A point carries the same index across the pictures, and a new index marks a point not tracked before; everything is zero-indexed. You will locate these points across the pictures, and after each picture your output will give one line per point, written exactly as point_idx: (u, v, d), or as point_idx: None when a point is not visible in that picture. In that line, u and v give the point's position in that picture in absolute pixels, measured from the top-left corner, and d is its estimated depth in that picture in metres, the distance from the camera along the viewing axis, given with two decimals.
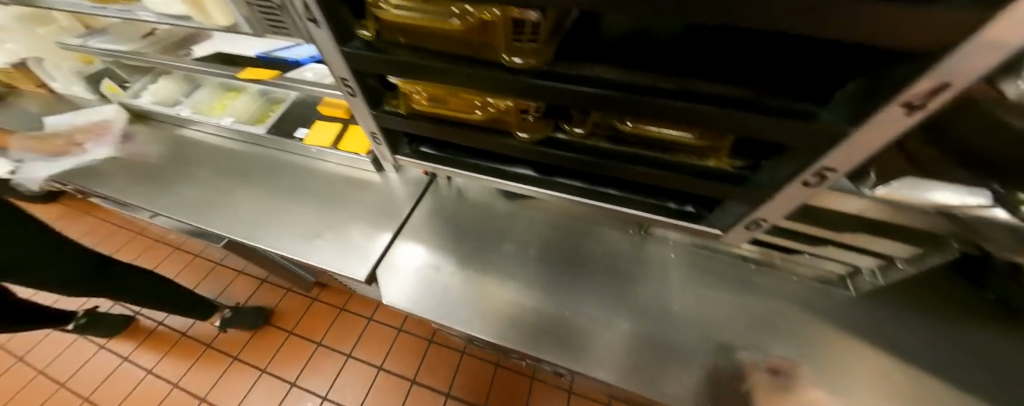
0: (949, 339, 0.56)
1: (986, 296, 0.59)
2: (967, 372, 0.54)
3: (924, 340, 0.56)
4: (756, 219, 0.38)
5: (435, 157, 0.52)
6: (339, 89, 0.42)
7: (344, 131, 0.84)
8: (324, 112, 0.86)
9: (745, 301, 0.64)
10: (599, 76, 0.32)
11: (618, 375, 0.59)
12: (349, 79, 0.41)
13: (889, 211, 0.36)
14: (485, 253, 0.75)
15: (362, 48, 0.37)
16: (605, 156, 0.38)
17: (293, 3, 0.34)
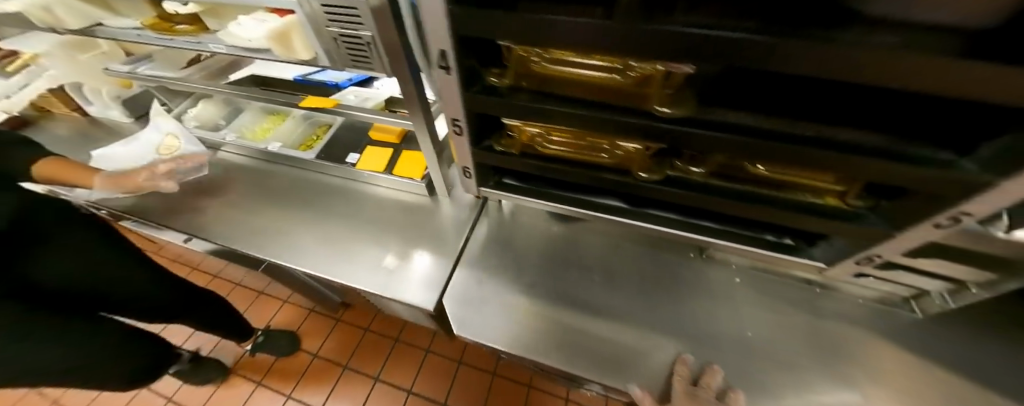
0: (1023, 362, 0.56)
1: None
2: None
3: (1000, 364, 0.56)
4: (868, 254, 0.39)
5: (519, 188, 0.53)
6: (448, 129, 0.43)
7: (395, 156, 0.84)
8: (374, 137, 0.87)
9: (818, 326, 0.63)
10: (735, 122, 0.32)
11: None
12: (460, 119, 0.42)
13: (998, 245, 0.37)
14: (547, 278, 0.72)
15: (484, 92, 0.38)
16: (720, 194, 0.39)
17: (428, 52, 0.35)
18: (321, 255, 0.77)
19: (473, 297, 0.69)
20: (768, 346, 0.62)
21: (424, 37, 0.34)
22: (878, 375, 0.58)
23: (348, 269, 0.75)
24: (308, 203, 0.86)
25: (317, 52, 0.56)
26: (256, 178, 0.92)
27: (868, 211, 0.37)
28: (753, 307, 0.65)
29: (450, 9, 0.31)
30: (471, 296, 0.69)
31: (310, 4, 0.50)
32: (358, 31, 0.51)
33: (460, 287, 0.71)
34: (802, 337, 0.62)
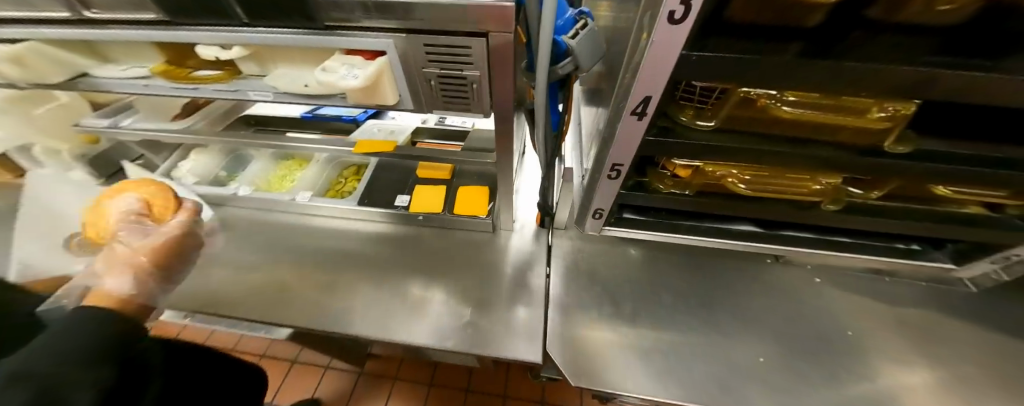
0: None
1: None
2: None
3: None
4: (1008, 253, 0.42)
5: (644, 222, 0.51)
6: (606, 173, 0.39)
7: (450, 194, 0.79)
8: (420, 175, 0.82)
9: (898, 312, 0.68)
10: (932, 149, 0.33)
11: None
12: (623, 164, 0.39)
13: None
14: (641, 305, 0.71)
15: (665, 135, 0.36)
16: (888, 213, 0.40)
17: (625, 97, 0.32)
18: (385, 315, 0.67)
19: (568, 337, 0.66)
20: (865, 341, 0.64)
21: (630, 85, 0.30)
22: (965, 353, 0.63)
23: (422, 327, 0.65)
24: (352, 254, 0.76)
25: (404, 95, 0.50)
26: (279, 234, 0.79)
27: (1009, 215, 0.40)
28: (839, 305, 0.69)
29: (681, 55, 0.28)
30: (566, 337, 0.66)
31: (409, 45, 0.44)
32: (463, 72, 0.46)
33: (554, 329, 0.67)
34: (890, 327, 0.66)
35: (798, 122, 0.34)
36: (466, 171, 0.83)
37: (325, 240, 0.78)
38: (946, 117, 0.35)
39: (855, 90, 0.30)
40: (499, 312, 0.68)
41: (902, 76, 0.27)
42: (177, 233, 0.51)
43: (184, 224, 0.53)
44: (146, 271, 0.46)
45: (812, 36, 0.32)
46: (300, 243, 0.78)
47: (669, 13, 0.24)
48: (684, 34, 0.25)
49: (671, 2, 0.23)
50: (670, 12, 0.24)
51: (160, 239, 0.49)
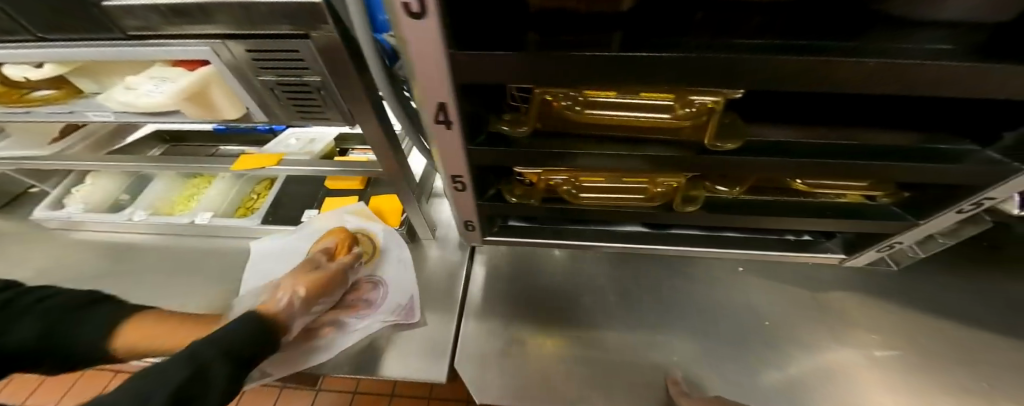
0: (971, 289, 0.66)
1: (981, 244, 0.71)
2: (995, 315, 0.64)
3: (960, 297, 0.65)
4: (890, 243, 0.40)
5: (528, 230, 0.48)
6: (447, 187, 0.35)
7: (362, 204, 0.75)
8: (332, 187, 0.77)
9: (818, 296, 0.67)
10: (773, 142, 0.31)
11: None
12: (462, 175, 0.35)
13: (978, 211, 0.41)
14: (565, 309, 0.67)
15: (491, 142, 0.31)
16: (753, 209, 0.37)
17: (420, 104, 0.27)
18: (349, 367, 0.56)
19: (480, 348, 0.61)
20: (784, 329, 0.64)
21: (417, 89, 0.26)
22: (881, 334, 0.62)
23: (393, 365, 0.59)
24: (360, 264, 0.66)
25: (249, 107, 0.45)
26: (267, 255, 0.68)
27: (884, 203, 0.39)
28: (761, 293, 0.68)
29: (451, 56, 0.23)
30: (478, 350, 0.61)
31: (230, 52, 0.39)
32: (303, 78, 0.41)
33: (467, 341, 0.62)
34: (808, 311, 0.65)
35: (632, 119, 0.31)
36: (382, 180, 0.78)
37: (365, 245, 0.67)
38: (796, 104, 0.33)
39: (671, 83, 0.26)
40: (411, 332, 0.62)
41: (707, 65, 0.24)
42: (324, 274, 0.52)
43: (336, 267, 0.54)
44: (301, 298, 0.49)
45: (629, 24, 0.28)
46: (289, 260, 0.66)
47: (403, 5, 0.20)
48: (438, 30, 0.21)
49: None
50: (402, 3, 0.20)
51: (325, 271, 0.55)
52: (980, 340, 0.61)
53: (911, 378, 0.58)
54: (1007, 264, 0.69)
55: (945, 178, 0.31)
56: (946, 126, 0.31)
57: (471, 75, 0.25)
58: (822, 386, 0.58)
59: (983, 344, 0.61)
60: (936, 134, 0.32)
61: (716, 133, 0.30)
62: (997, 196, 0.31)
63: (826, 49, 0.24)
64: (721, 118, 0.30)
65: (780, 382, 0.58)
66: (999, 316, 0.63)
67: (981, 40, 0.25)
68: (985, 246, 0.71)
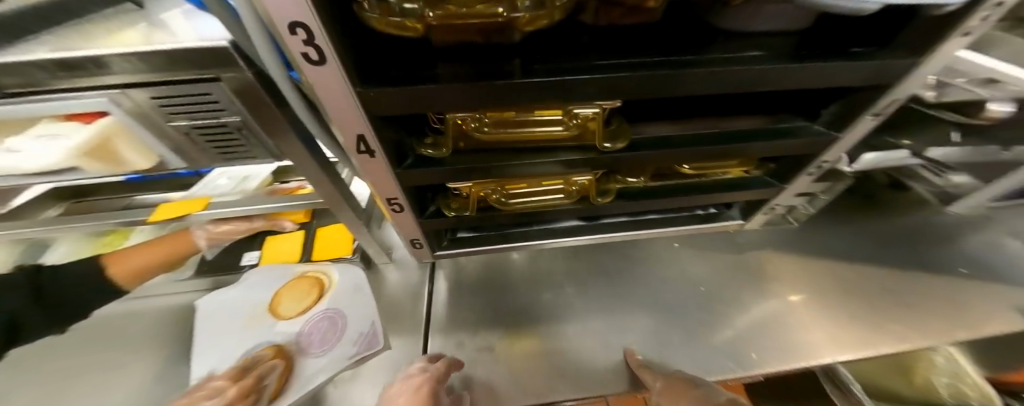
0: (850, 232, 0.81)
1: (855, 194, 0.86)
2: (870, 250, 0.78)
3: (844, 240, 0.79)
4: (771, 205, 0.49)
5: (475, 239, 0.50)
6: (384, 210, 0.37)
7: (308, 237, 0.72)
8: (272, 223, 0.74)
9: (739, 258, 0.78)
10: (659, 137, 0.37)
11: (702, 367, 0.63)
12: (397, 197, 0.36)
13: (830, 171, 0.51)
14: (526, 308, 0.70)
15: (418, 164, 0.33)
16: (661, 193, 0.43)
17: (340, 137, 0.29)
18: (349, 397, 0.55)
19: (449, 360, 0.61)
20: (714, 291, 0.73)
21: (332, 125, 0.28)
22: (790, 282, 0.74)
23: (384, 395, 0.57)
24: (313, 304, 0.64)
25: (162, 153, 0.43)
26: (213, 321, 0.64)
27: (761, 174, 0.47)
28: (692, 263, 0.77)
29: (360, 93, 0.26)
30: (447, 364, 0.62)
31: (131, 100, 0.36)
32: (219, 119, 0.40)
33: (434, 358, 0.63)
34: (731, 273, 0.76)
35: (544, 131, 0.35)
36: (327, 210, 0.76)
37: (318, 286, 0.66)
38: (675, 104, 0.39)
39: (564, 99, 0.31)
40: (380, 362, 0.61)
41: (583, 84, 0.29)
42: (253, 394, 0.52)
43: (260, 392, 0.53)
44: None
45: (522, 50, 0.32)
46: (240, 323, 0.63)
47: (302, 54, 0.23)
48: (339, 73, 0.24)
49: (292, 43, 0.21)
50: (302, 52, 0.22)
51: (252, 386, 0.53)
52: (861, 273, 0.74)
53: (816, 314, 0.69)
54: (878, 208, 0.84)
55: (789, 149, 0.39)
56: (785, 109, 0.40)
57: (382, 110, 0.28)
58: (751, 335, 0.67)
59: (864, 275, 0.74)
60: (779, 117, 0.40)
61: (606, 133, 0.35)
62: (829, 159, 0.40)
63: (673, 63, 0.30)
64: (612, 122, 0.34)
65: (717, 338, 0.67)
66: (873, 250, 0.78)
67: (789, 44, 0.33)
68: (858, 196, 0.86)
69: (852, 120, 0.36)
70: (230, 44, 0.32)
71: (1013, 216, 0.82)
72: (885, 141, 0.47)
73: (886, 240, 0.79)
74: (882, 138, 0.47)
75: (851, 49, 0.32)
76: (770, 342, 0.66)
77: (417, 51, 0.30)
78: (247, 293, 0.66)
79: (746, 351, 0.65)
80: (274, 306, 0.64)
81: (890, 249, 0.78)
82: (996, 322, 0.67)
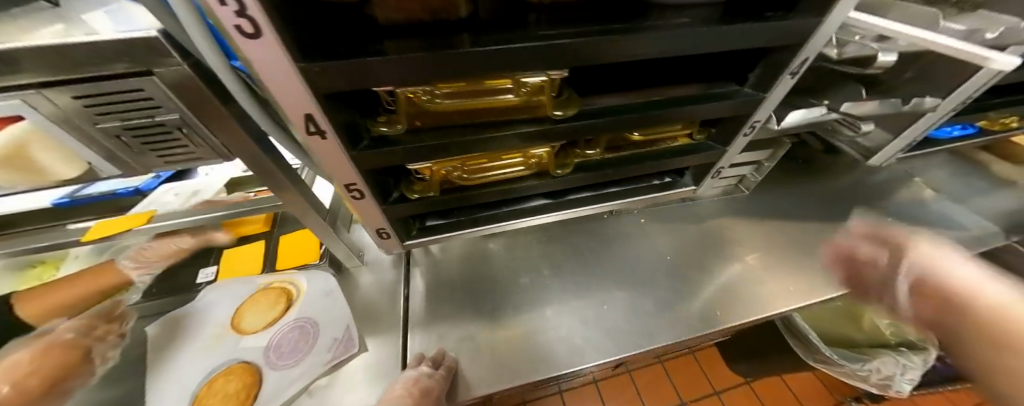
0: (794, 196, 0.89)
1: (796, 162, 0.95)
2: (811, 209, 0.86)
3: (790, 203, 0.87)
4: (717, 169, 0.53)
5: (444, 226, 0.50)
6: (343, 196, 0.36)
7: (270, 247, 0.69)
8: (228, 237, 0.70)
9: (701, 228, 0.83)
10: (608, 105, 0.39)
11: (674, 330, 0.67)
12: (356, 183, 0.36)
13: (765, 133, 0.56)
14: (505, 296, 0.70)
15: (373, 145, 0.33)
16: (618, 162, 0.45)
17: (285, 119, 0.29)
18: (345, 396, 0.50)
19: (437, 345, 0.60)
20: (680, 261, 0.77)
21: (275, 105, 0.27)
22: (745, 245, 0.80)
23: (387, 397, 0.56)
24: (282, 315, 0.60)
25: (90, 161, 0.40)
26: (159, 346, 0.56)
27: (705, 139, 0.50)
28: (657, 237, 0.82)
29: (303, 68, 0.25)
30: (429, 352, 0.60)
31: (50, 102, 0.33)
32: (156, 118, 0.38)
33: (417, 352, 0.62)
34: (693, 242, 0.81)
35: (498, 104, 0.36)
36: (287, 217, 0.73)
37: (286, 294, 0.62)
38: (622, 75, 0.42)
39: (515, 69, 0.32)
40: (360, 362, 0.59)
41: (528, 52, 0.30)
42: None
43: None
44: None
45: (471, 26, 0.33)
46: (196, 344, 0.56)
47: (236, 26, 0.22)
48: (278, 47, 0.24)
49: (222, 14, 0.21)
50: (235, 25, 0.22)
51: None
52: (804, 231, 0.83)
53: (767, 272, 0.76)
54: (817, 171, 0.93)
55: (724, 110, 0.42)
56: (719, 76, 0.43)
57: (329, 88, 0.27)
58: (716, 296, 0.72)
59: (806, 233, 0.82)
60: (715, 83, 0.43)
61: (556, 102, 0.37)
62: (761, 118, 0.44)
63: (612, 31, 0.33)
64: (562, 93, 0.36)
65: (689, 301, 0.71)
66: (813, 208, 0.86)
67: (712, 12, 0.36)
68: (800, 163, 0.95)
69: (774, 80, 0.40)
70: (159, 33, 0.30)
71: (922, 169, 0.94)
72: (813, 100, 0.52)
73: (824, 199, 0.88)
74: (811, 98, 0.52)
75: (766, 12, 0.35)
76: (734, 301, 0.71)
77: (363, 30, 0.30)
78: (204, 311, 0.60)
79: (715, 311, 0.69)
80: (236, 321, 0.59)
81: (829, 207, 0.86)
82: None
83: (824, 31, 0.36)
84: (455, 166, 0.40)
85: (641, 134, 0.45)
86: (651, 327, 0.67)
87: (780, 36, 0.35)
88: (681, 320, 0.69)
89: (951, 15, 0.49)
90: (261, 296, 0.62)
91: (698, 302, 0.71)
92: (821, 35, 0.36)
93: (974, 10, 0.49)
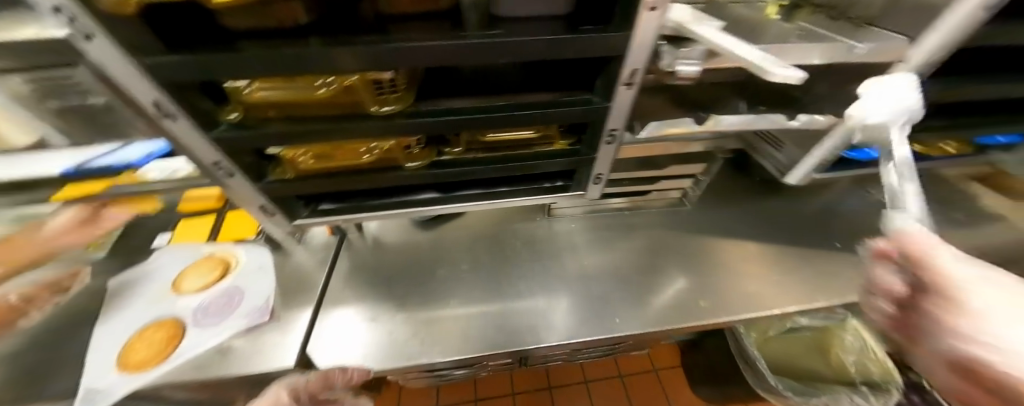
0: (733, 216, 0.88)
1: (743, 183, 0.95)
2: (747, 231, 0.86)
3: (727, 223, 0.87)
4: (596, 175, 0.55)
5: (332, 210, 0.56)
6: (212, 174, 0.44)
7: (221, 221, 0.79)
8: (188, 210, 0.80)
9: (631, 240, 0.85)
10: (450, 107, 0.43)
11: (570, 332, 0.70)
12: (222, 162, 0.43)
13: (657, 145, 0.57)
14: (423, 285, 0.76)
15: (228, 129, 0.40)
16: (478, 162, 0.49)
17: (138, 103, 0.35)
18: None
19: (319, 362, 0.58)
20: (598, 268, 0.80)
21: (124, 91, 0.34)
22: (670, 260, 0.81)
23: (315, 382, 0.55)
24: (217, 281, 0.68)
25: (41, 132, 0.51)
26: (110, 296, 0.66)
27: (578, 145, 0.52)
28: (583, 244, 0.84)
29: (137, 63, 0.31)
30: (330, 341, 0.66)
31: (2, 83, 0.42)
32: (86, 100, 0.47)
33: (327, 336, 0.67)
34: (618, 251, 0.82)
35: (343, 101, 0.41)
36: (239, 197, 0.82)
37: (224, 263, 0.70)
38: (478, 83, 0.46)
39: (342, 71, 0.37)
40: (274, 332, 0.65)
41: (339, 56, 0.34)
42: (154, 357, 0.58)
43: (160, 353, 0.59)
44: (135, 373, 0.57)
45: (312, 31, 0.38)
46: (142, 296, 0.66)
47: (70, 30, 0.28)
48: (110, 46, 0.30)
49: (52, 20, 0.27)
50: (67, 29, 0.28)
51: (155, 351, 0.59)
52: (735, 251, 0.83)
53: (682, 288, 0.77)
54: (762, 195, 0.92)
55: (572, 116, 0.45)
56: (573, 85, 0.46)
57: (165, 79, 0.33)
58: (625, 306, 0.74)
59: (738, 253, 0.82)
60: (569, 91, 0.45)
61: (387, 99, 0.42)
62: (616, 127, 0.46)
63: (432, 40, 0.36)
64: (396, 96, 0.41)
65: (598, 308, 0.74)
66: (748, 231, 0.86)
67: (541, 25, 0.39)
68: (747, 184, 0.95)
69: (612, 90, 0.42)
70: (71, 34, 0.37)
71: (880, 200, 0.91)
72: (698, 112, 0.52)
73: (762, 223, 0.87)
74: (698, 111, 0.52)
75: (586, 27, 0.37)
76: (643, 313, 0.73)
77: (208, 31, 0.36)
78: (155, 270, 0.70)
79: (620, 321, 0.71)
80: (178, 281, 0.68)
81: (764, 231, 0.86)
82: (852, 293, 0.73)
83: (645, 45, 0.37)
84: (309, 152, 0.46)
85: (494, 136, 0.49)
86: (549, 328, 0.70)
87: (600, 48, 0.37)
88: (584, 325, 0.71)
89: (844, 31, 0.47)
90: (205, 262, 0.71)
91: (605, 311, 0.73)
92: (642, 49, 0.37)
93: (867, 26, 0.46)
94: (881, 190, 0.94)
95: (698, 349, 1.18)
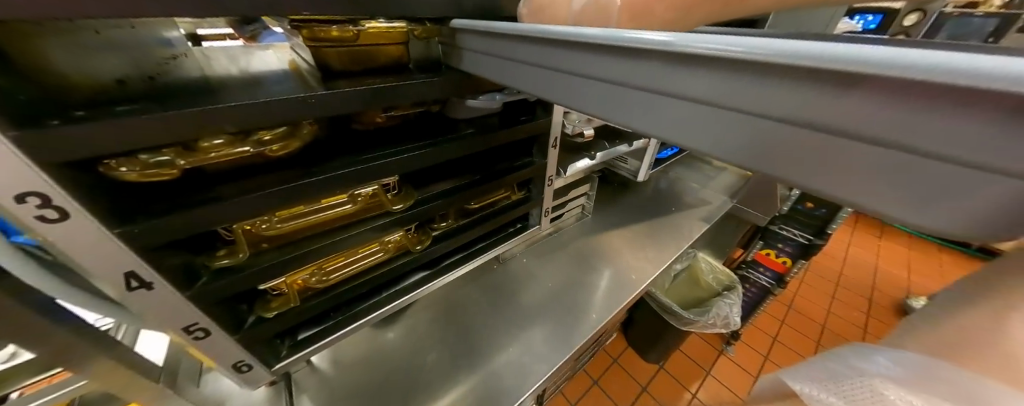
0: (614, 215, 1.23)
1: (607, 191, 1.33)
2: (626, 221, 1.21)
3: (614, 220, 1.20)
4: (544, 210, 0.73)
5: (319, 334, 0.50)
6: (180, 339, 0.37)
7: None
8: None
9: (565, 255, 1.05)
10: (441, 189, 0.53)
11: (565, 345, 0.81)
12: (198, 321, 0.37)
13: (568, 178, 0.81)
14: (416, 379, 0.72)
15: (213, 278, 0.37)
16: (463, 226, 0.60)
17: (99, 283, 0.30)
18: None
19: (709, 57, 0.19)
20: (556, 286, 0.95)
21: (89, 272, 0.29)
22: (598, 258, 1.05)
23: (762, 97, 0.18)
24: None
25: None
26: None
27: (528, 192, 0.70)
28: (535, 272, 0.99)
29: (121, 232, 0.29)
30: (755, 113, 0.18)
31: None
32: None
33: None
34: (562, 267, 1.01)
35: (358, 212, 0.48)
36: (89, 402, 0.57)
37: None
38: (447, 168, 0.58)
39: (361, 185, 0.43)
40: (523, 47, 0.35)
41: (366, 170, 0.41)
42: None
43: None
44: None
45: (305, 157, 0.41)
46: None
47: (37, 215, 0.25)
48: (89, 223, 0.27)
49: (21, 210, 0.24)
50: (36, 215, 0.25)
51: None
52: (628, 235, 1.15)
53: (614, 273, 1.02)
54: (620, 194, 1.32)
55: (523, 172, 0.61)
56: (515, 154, 0.64)
57: (155, 240, 0.31)
58: (589, 305, 0.91)
59: (631, 236, 1.15)
60: (516, 158, 0.63)
61: (393, 197, 0.49)
62: (550, 173, 0.67)
63: (432, 143, 0.47)
64: (394, 192, 0.48)
65: (573, 316, 0.88)
66: (627, 220, 1.21)
67: (491, 120, 0.55)
68: (610, 190, 1.33)
69: (545, 151, 0.63)
70: None
71: (675, 179, 1.46)
72: (586, 151, 0.78)
73: (631, 212, 1.25)
74: (585, 151, 0.78)
75: (520, 117, 0.58)
76: (601, 302, 0.92)
77: (198, 182, 0.36)
78: None
79: (592, 317, 0.88)
80: None
81: (635, 216, 1.24)
82: (693, 234, 1.17)
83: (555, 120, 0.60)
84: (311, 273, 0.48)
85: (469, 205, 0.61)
86: (548, 352, 0.79)
87: (534, 126, 0.57)
88: (570, 333, 0.84)
89: None
90: None
91: (579, 316, 0.88)
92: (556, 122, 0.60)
93: None
94: (672, 172, 1.50)
95: (635, 324, 1.46)
